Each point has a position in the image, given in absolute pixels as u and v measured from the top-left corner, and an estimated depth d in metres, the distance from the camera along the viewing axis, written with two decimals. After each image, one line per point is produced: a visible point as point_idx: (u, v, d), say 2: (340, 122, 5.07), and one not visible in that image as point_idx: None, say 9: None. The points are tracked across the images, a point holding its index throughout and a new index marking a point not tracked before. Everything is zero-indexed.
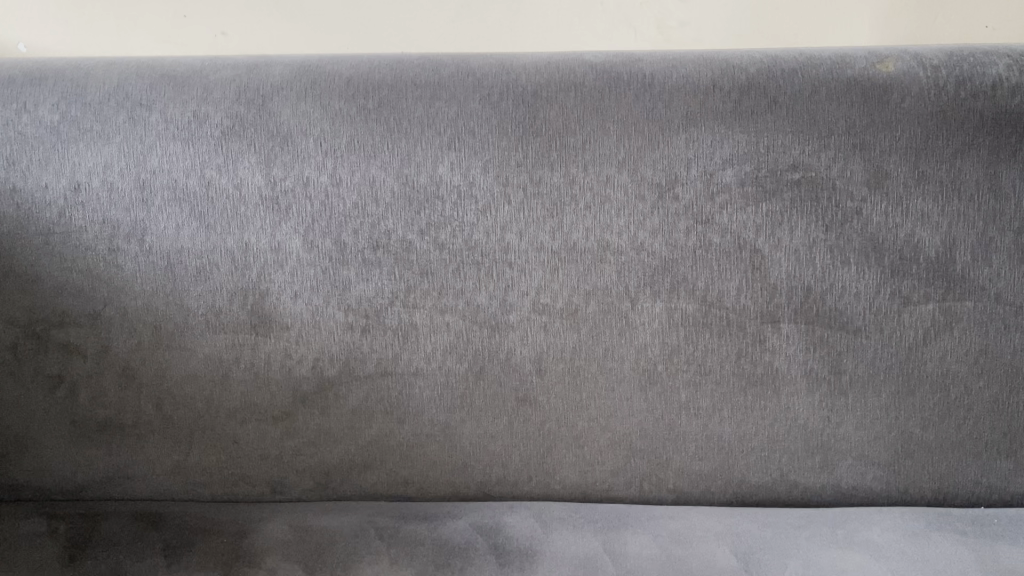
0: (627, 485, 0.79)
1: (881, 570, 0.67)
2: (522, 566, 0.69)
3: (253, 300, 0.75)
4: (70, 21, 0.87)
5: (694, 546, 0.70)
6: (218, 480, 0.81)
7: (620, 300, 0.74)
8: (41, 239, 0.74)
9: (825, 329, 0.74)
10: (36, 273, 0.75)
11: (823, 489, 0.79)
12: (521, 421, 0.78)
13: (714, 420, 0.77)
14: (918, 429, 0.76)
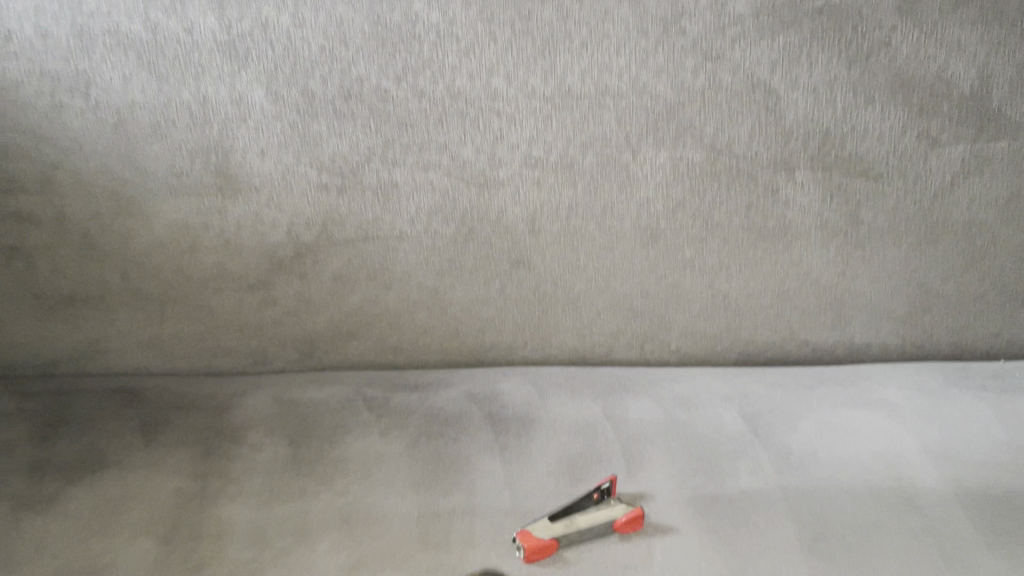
0: (628, 348, 0.75)
1: (896, 429, 0.64)
2: (519, 434, 0.65)
3: (218, 160, 0.68)
4: None
5: (699, 409, 0.67)
6: (195, 353, 0.76)
7: (620, 150, 0.68)
8: None
9: (844, 176, 0.68)
10: None
11: (834, 347, 0.75)
12: (515, 283, 0.72)
13: (721, 278, 0.72)
14: (938, 281, 0.72)
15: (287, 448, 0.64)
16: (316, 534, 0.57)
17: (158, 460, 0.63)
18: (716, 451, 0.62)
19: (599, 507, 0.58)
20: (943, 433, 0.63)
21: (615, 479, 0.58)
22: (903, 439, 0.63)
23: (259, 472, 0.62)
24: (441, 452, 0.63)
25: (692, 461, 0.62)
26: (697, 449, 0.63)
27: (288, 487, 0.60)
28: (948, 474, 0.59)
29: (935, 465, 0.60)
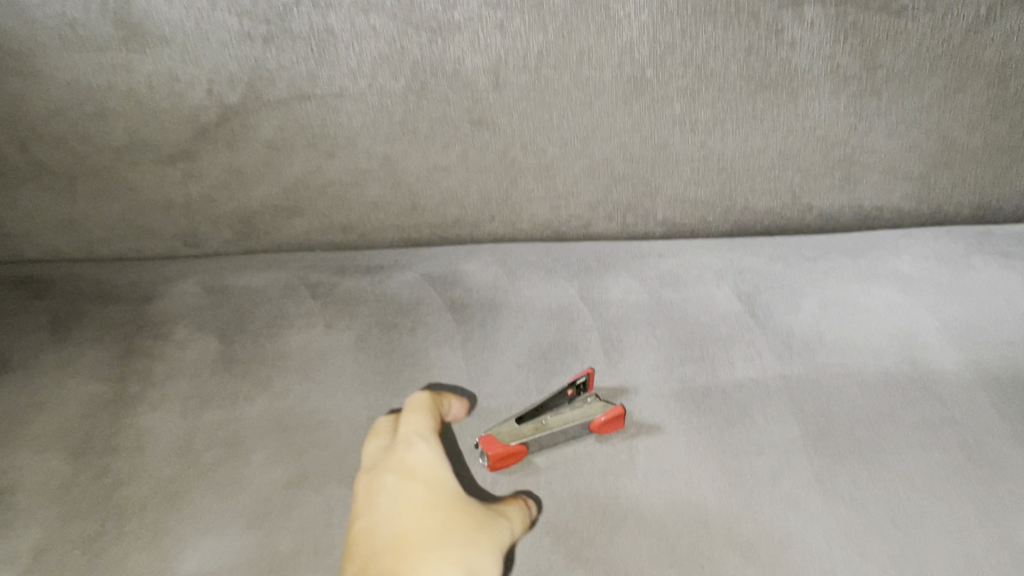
0: (608, 220, 0.67)
1: (910, 304, 0.56)
2: (484, 322, 0.57)
3: (116, 5, 0.56)
4: None
5: (688, 289, 0.59)
6: (117, 235, 0.67)
7: None
8: None
9: (861, 11, 0.57)
10: None
11: (840, 212, 0.66)
12: (477, 148, 0.63)
13: (715, 136, 0.62)
14: (961, 134, 0.62)
15: (219, 346, 0.56)
16: (250, 446, 0.49)
17: (70, 363, 0.55)
18: (707, 336, 0.55)
19: (574, 405, 0.51)
20: (964, 308, 0.56)
21: (591, 373, 0.51)
22: (919, 317, 0.55)
23: (186, 374, 0.54)
24: (394, 346, 0.55)
25: (681, 348, 0.54)
26: (686, 334, 0.55)
27: (219, 389, 0.53)
28: (971, 356, 0.52)
29: (956, 345, 0.53)
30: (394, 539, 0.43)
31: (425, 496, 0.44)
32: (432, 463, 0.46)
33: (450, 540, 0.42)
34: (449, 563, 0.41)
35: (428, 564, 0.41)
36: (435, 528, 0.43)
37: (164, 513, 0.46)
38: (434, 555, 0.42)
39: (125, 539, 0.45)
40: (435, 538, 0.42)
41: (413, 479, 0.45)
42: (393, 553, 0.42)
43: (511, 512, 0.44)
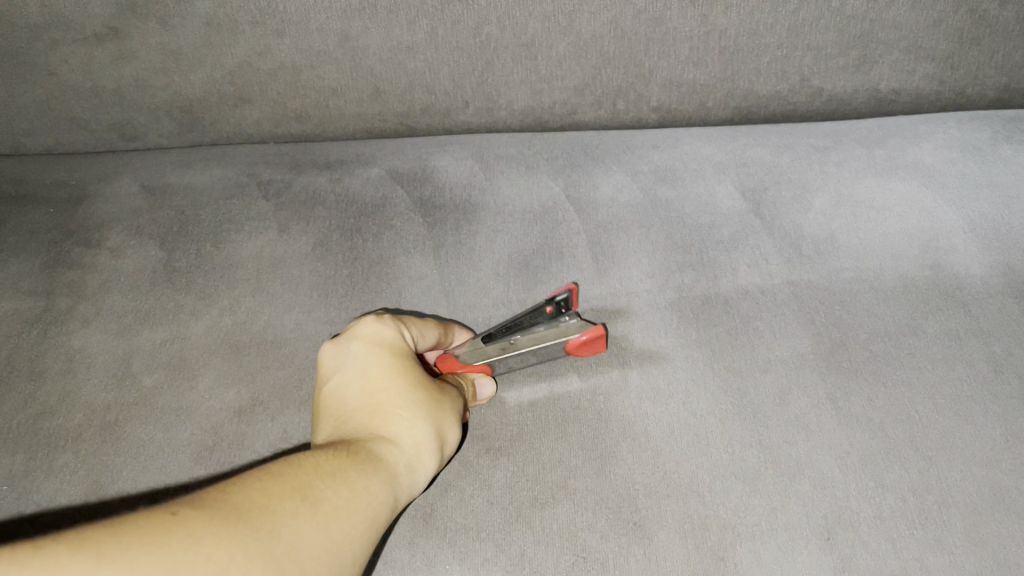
0: (596, 106, 0.60)
1: (933, 201, 0.51)
2: (458, 225, 0.51)
3: None
4: None
5: (686, 185, 0.52)
6: (42, 126, 0.59)
7: None
8: None
9: None
10: None
11: (852, 96, 0.60)
12: (447, 24, 0.55)
13: (718, 9, 0.55)
14: (994, 5, 0.55)
15: (159, 253, 0.50)
16: (197, 368, 0.44)
17: None
18: (707, 238, 0.49)
19: (553, 325, 0.45)
20: (992, 205, 0.50)
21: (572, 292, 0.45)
22: (942, 214, 0.50)
23: (123, 286, 0.48)
24: (357, 252, 0.49)
25: (678, 252, 0.49)
26: (684, 236, 0.49)
27: (160, 304, 0.47)
28: (999, 258, 0.47)
29: (983, 246, 0.48)
30: (363, 396, 0.38)
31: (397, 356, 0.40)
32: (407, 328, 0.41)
33: (422, 402, 0.38)
34: (424, 421, 0.37)
35: (401, 422, 0.37)
36: (405, 386, 0.38)
37: (100, 444, 0.41)
38: (409, 411, 0.37)
39: (55, 474, 0.40)
40: (409, 397, 0.38)
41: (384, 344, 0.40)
42: (366, 410, 0.37)
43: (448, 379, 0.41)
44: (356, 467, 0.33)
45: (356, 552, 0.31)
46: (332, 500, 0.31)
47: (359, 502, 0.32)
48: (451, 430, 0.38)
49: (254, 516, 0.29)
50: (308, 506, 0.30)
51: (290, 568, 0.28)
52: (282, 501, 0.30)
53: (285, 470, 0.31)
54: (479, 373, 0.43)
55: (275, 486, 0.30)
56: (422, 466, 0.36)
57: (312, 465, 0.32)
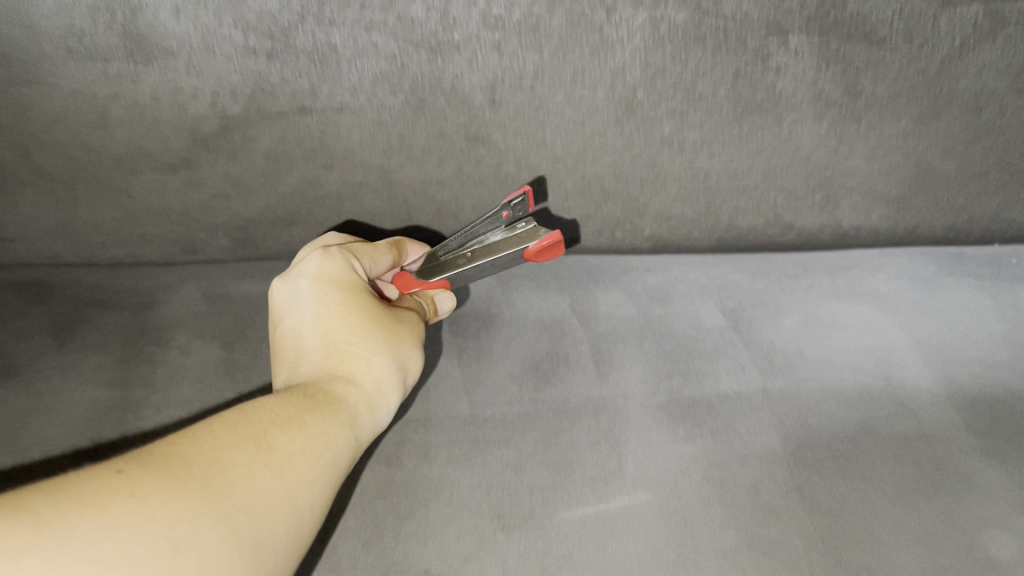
0: (598, 234, 0.70)
1: (887, 323, 0.59)
2: (479, 333, 0.59)
3: (123, 19, 0.56)
4: None
5: (675, 303, 0.61)
6: (116, 239, 0.69)
7: (593, 11, 0.56)
8: None
9: (842, 42, 0.59)
10: None
11: (820, 230, 0.69)
12: (473, 163, 0.65)
13: (702, 156, 0.65)
14: (937, 159, 0.65)
15: (220, 351, 0.58)
16: None
17: (74, 367, 0.57)
18: (694, 350, 0.57)
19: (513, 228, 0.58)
20: (937, 327, 0.58)
21: (527, 196, 0.55)
22: (894, 335, 0.58)
23: (189, 379, 0.56)
24: None
25: (668, 360, 0.57)
26: (673, 347, 0.57)
27: (221, 397, 0.54)
28: (942, 372, 0.55)
29: (929, 362, 0.56)
30: (324, 341, 0.52)
31: (340, 295, 0.53)
32: (348, 264, 0.54)
33: (371, 338, 0.52)
34: (377, 355, 0.52)
35: (357, 361, 0.51)
36: (355, 328, 0.52)
37: None
38: (362, 349, 0.52)
39: None
40: (359, 337, 0.52)
41: (330, 286, 0.53)
42: (328, 353, 0.51)
43: (410, 301, 0.58)
44: (316, 410, 0.46)
45: (312, 486, 0.43)
46: (285, 446, 0.43)
47: (315, 443, 0.44)
48: (404, 359, 0.53)
49: (207, 472, 0.39)
50: (257, 458, 0.41)
51: (242, 515, 0.38)
52: (236, 452, 0.41)
53: (235, 431, 0.42)
54: (437, 290, 0.60)
55: (232, 441, 0.41)
56: (382, 393, 0.51)
57: (264, 420, 0.44)
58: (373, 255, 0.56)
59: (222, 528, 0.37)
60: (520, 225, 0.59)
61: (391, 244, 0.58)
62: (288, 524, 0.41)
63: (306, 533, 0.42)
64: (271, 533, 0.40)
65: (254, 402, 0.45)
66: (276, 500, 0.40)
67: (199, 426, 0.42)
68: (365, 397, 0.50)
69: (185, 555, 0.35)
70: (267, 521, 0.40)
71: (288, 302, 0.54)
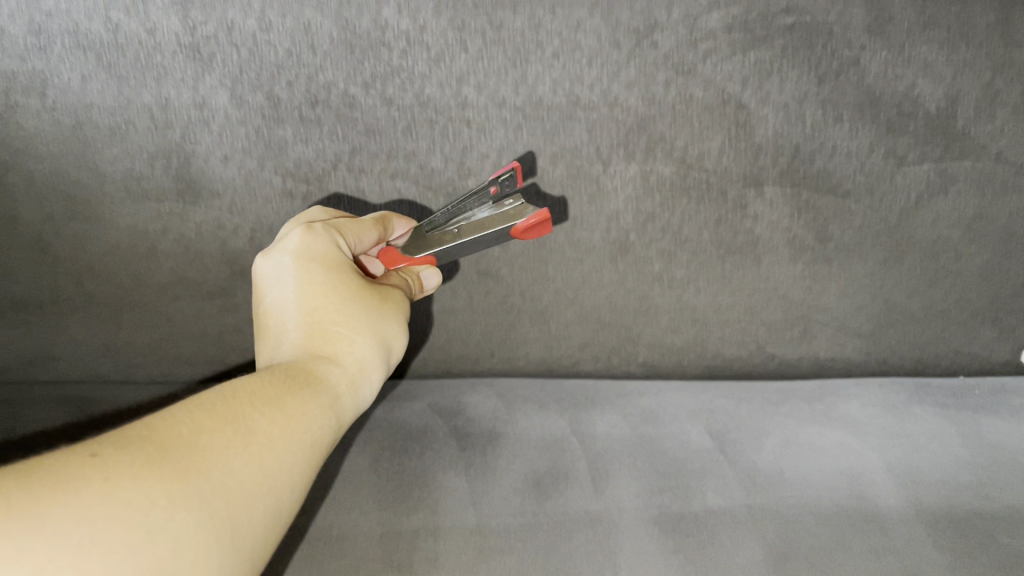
0: (594, 359, 0.75)
1: (860, 447, 0.64)
2: (485, 450, 0.65)
3: (179, 165, 0.68)
4: None
5: (666, 425, 0.67)
6: (153, 360, 0.76)
7: (591, 163, 0.67)
8: None
9: (811, 193, 0.68)
10: None
11: (800, 361, 0.75)
12: (483, 293, 0.71)
13: (689, 291, 0.72)
14: (902, 298, 0.72)
15: None
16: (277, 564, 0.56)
17: None
18: (682, 469, 0.62)
19: (499, 206, 0.63)
20: (907, 452, 0.63)
21: (514, 170, 0.60)
22: (867, 457, 0.63)
23: None
24: (406, 468, 0.63)
25: (659, 477, 0.62)
26: (664, 466, 0.62)
27: None
28: (911, 493, 0.60)
29: (898, 484, 0.61)
30: (308, 320, 0.54)
31: (325, 275, 0.55)
32: (332, 241, 0.57)
33: (355, 321, 0.55)
34: (360, 336, 0.54)
35: (340, 341, 0.54)
36: (338, 308, 0.55)
37: None
38: (346, 330, 0.54)
39: None
40: (342, 317, 0.54)
41: (315, 263, 0.56)
42: (314, 332, 0.54)
43: (397, 278, 0.62)
44: (299, 392, 0.48)
45: (294, 463, 0.44)
46: (263, 427, 0.44)
47: (296, 423, 0.46)
48: (386, 335, 0.56)
49: (184, 456, 0.39)
50: (235, 442, 0.42)
51: (220, 499, 0.39)
52: (213, 435, 0.41)
53: (213, 414, 0.42)
54: (423, 266, 0.64)
55: (209, 422, 0.42)
56: (362, 373, 0.54)
57: (245, 403, 0.44)
58: (358, 231, 0.59)
59: (198, 513, 0.38)
60: (507, 202, 0.63)
61: (375, 221, 0.61)
62: (268, 504, 0.42)
63: (287, 511, 0.44)
64: (250, 516, 0.41)
65: (236, 383, 0.46)
66: (255, 482, 0.41)
67: (177, 408, 0.42)
68: (347, 377, 0.52)
69: (159, 541, 0.36)
70: (245, 503, 0.40)
71: (272, 280, 0.56)
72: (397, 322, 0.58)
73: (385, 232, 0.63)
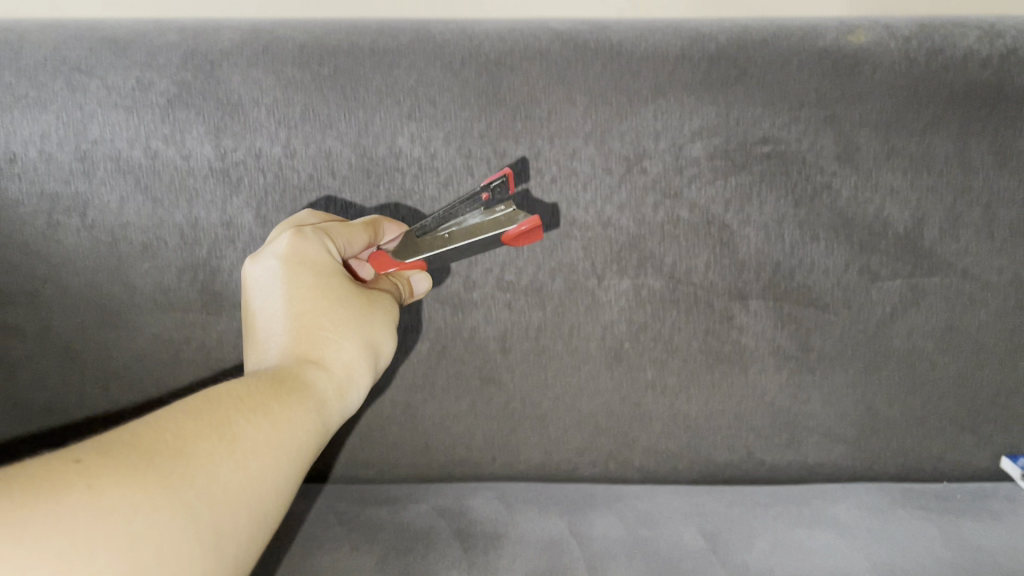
0: (593, 464, 0.79)
1: (847, 547, 0.67)
2: (486, 549, 0.67)
3: (204, 278, 0.73)
4: None
5: (660, 526, 0.69)
6: None
7: (587, 277, 0.72)
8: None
9: (793, 305, 0.73)
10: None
11: (788, 466, 0.78)
12: (485, 399, 0.76)
13: (681, 398, 0.76)
14: (883, 406, 0.76)
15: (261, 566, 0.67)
16: None
17: None
18: (675, 567, 0.65)
19: (489, 212, 0.66)
20: (892, 553, 0.66)
21: (505, 173, 0.64)
22: (853, 557, 0.66)
23: None
24: (411, 568, 0.66)
25: None
26: (657, 565, 0.65)
27: None
28: None
29: None
30: (296, 322, 0.54)
31: (314, 279, 0.55)
32: (321, 246, 0.57)
33: (343, 327, 0.55)
34: (346, 341, 0.54)
35: (329, 345, 0.53)
36: (326, 313, 0.54)
37: None
38: (333, 335, 0.54)
39: None
40: (330, 321, 0.54)
41: (305, 268, 0.56)
42: (303, 335, 0.53)
43: (389, 283, 0.64)
44: (285, 399, 0.48)
45: (279, 470, 0.45)
46: (249, 434, 0.44)
47: (281, 431, 0.46)
48: (372, 341, 0.56)
49: (170, 462, 0.39)
50: (221, 448, 0.42)
51: (204, 506, 0.39)
52: (198, 441, 0.41)
53: (198, 419, 0.42)
54: (413, 270, 0.66)
55: (194, 429, 0.42)
56: (349, 381, 0.54)
57: (231, 409, 0.44)
58: (347, 236, 0.60)
59: (182, 519, 0.38)
60: (498, 209, 0.66)
61: (366, 226, 0.62)
62: (249, 510, 0.42)
63: (269, 516, 0.44)
64: (234, 522, 0.41)
65: (221, 388, 0.46)
66: (239, 488, 0.42)
67: (163, 413, 0.42)
68: (334, 383, 0.52)
69: (144, 549, 0.35)
70: (227, 508, 0.41)
71: (262, 283, 0.56)
72: (384, 328, 0.58)
73: (376, 236, 0.64)
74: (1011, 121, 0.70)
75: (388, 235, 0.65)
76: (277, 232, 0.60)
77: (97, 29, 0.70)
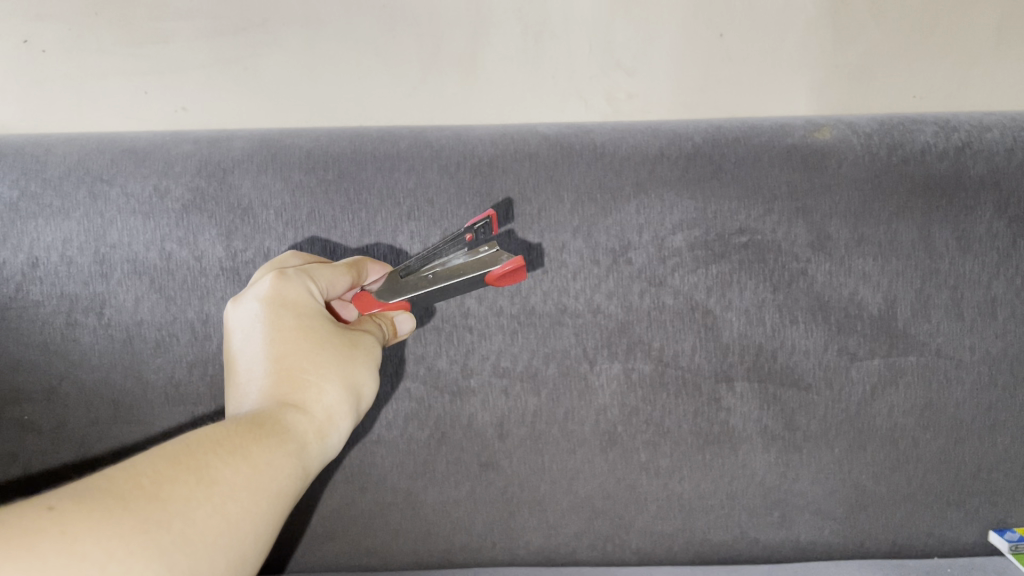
0: (591, 547, 0.80)
1: None
2: None
3: (213, 372, 0.76)
4: (7, 90, 0.79)
5: None
6: None
7: (579, 362, 0.76)
8: (8, 319, 0.76)
9: (777, 387, 0.77)
10: (4, 353, 0.77)
11: (782, 545, 0.80)
12: (484, 484, 0.78)
13: (674, 479, 0.78)
14: (870, 482, 0.79)
15: None
16: None
17: None
18: None
19: (473, 254, 0.68)
20: None
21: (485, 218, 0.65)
22: None
23: None
24: None
25: None
26: None
27: None
28: None
29: None
30: (276, 366, 0.55)
31: (296, 322, 0.57)
32: (303, 290, 0.59)
33: (324, 370, 0.56)
34: (328, 385, 0.55)
35: (310, 389, 0.54)
36: (308, 357, 0.55)
37: None
38: (314, 378, 0.55)
39: None
40: (311, 365, 0.55)
41: (287, 313, 0.57)
42: (284, 378, 0.54)
43: (373, 322, 0.64)
44: (264, 443, 0.48)
45: (257, 514, 0.45)
46: (228, 479, 0.44)
47: (260, 474, 0.46)
48: (354, 387, 0.57)
49: (144, 507, 0.39)
50: (199, 492, 0.42)
51: (181, 550, 0.39)
52: (176, 485, 0.41)
53: (176, 463, 0.43)
54: (397, 313, 0.67)
55: (172, 472, 0.42)
56: (330, 425, 0.54)
57: (210, 452, 0.45)
58: (331, 278, 0.63)
59: (158, 565, 0.38)
60: (482, 249, 0.68)
61: (349, 268, 0.65)
62: (228, 555, 0.42)
63: (249, 561, 0.44)
64: (212, 568, 0.41)
65: (201, 431, 0.47)
66: (217, 532, 0.42)
67: (141, 457, 0.42)
68: (314, 428, 0.53)
69: None
70: (205, 552, 0.40)
71: (243, 327, 0.57)
72: (366, 372, 0.59)
73: (359, 277, 0.68)
74: (970, 208, 0.75)
75: (371, 275, 0.69)
76: (260, 276, 0.62)
77: (119, 143, 0.76)
